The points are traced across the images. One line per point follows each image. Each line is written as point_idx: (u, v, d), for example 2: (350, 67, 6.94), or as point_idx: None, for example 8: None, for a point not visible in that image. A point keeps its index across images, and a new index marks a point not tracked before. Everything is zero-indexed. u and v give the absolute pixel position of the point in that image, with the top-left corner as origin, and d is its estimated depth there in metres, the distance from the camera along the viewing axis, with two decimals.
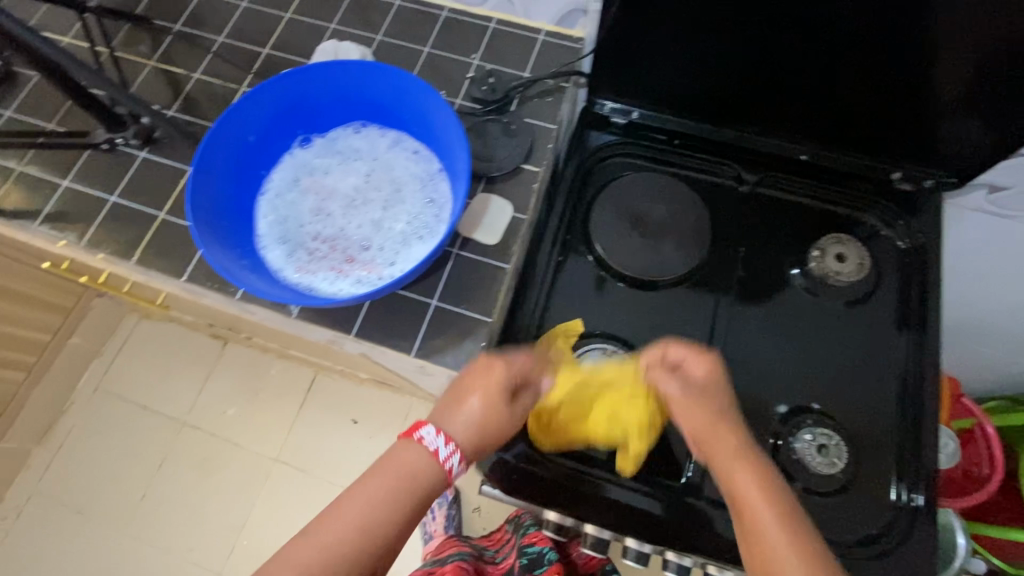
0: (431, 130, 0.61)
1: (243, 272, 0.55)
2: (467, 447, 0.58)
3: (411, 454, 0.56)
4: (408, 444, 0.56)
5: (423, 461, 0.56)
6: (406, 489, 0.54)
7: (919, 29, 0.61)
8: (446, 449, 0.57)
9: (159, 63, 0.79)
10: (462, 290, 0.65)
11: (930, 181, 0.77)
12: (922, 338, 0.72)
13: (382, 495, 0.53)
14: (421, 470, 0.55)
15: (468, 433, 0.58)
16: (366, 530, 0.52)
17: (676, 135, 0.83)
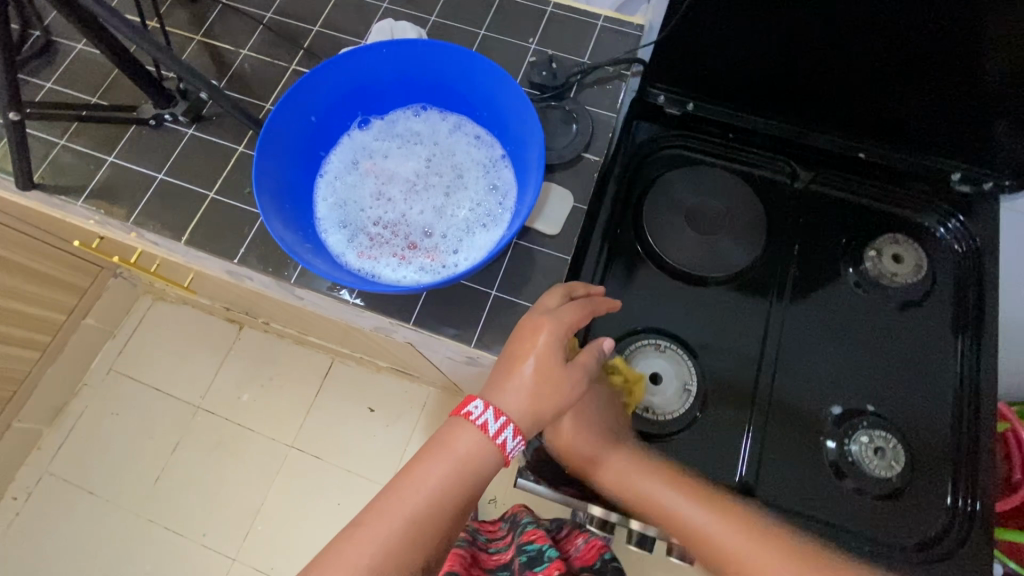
0: (497, 115, 0.60)
1: (308, 256, 0.53)
2: (523, 419, 0.55)
3: (461, 441, 0.54)
4: (459, 429, 0.55)
5: (474, 448, 0.54)
6: (459, 477, 0.54)
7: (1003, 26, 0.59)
8: (496, 424, 0.54)
9: (206, 37, 0.76)
10: (522, 280, 0.63)
11: (990, 184, 0.76)
12: (978, 341, 0.71)
13: (435, 485, 0.53)
14: (472, 458, 0.54)
15: (522, 402, 0.54)
16: (422, 518, 0.52)
17: (729, 129, 0.81)
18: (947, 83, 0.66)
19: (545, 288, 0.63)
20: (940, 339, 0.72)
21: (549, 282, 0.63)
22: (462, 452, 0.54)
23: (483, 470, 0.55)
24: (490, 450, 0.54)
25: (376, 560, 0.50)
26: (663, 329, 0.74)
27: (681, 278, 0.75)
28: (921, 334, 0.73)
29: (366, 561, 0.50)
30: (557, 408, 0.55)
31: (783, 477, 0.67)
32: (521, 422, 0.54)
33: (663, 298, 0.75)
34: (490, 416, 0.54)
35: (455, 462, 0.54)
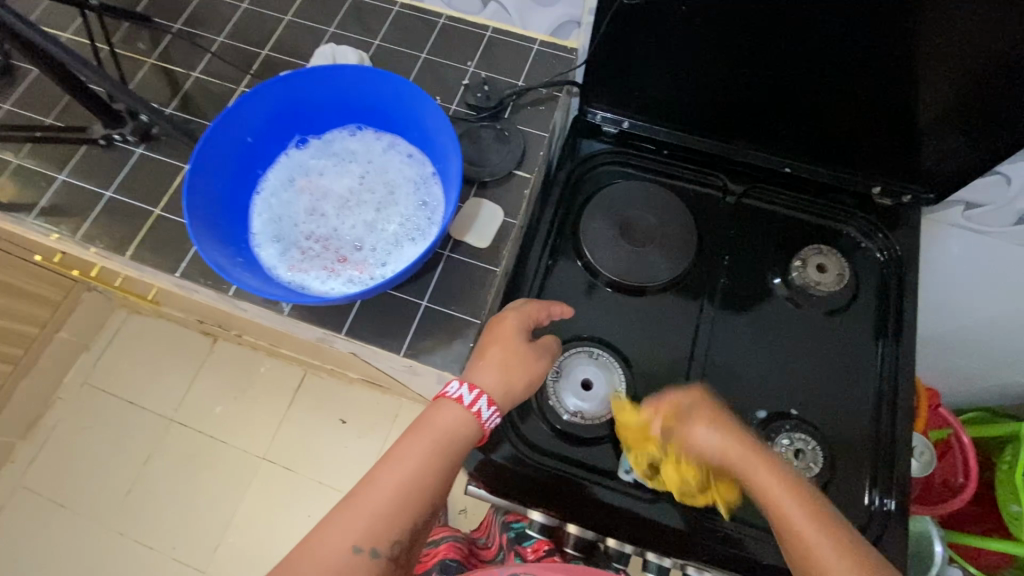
0: (425, 135, 0.63)
1: (238, 268, 0.56)
2: (496, 392, 0.59)
3: (446, 415, 0.58)
4: (440, 408, 0.59)
5: (456, 421, 0.58)
6: (443, 450, 0.57)
7: (900, 49, 0.63)
8: (471, 395, 0.58)
9: (159, 61, 0.80)
10: (454, 291, 0.66)
11: (909, 197, 0.80)
12: (896, 348, 0.74)
13: (422, 457, 0.56)
14: (456, 430, 0.58)
15: (494, 375, 0.59)
16: (409, 488, 0.55)
17: (664, 146, 0.85)
18: (864, 97, 0.70)
19: (475, 299, 0.66)
20: (861, 345, 0.76)
21: (479, 293, 0.66)
22: (447, 424, 0.58)
23: (465, 441, 0.58)
24: (471, 421, 0.58)
25: (371, 524, 0.53)
26: (599, 339, 0.76)
27: (612, 289, 0.78)
28: (843, 341, 0.76)
29: (359, 527, 0.53)
30: (526, 379, 0.61)
31: None
32: (493, 392, 0.59)
33: (599, 308, 0.78)
34: (465, 389, 0.58)
35: (440, 435, 0.57)
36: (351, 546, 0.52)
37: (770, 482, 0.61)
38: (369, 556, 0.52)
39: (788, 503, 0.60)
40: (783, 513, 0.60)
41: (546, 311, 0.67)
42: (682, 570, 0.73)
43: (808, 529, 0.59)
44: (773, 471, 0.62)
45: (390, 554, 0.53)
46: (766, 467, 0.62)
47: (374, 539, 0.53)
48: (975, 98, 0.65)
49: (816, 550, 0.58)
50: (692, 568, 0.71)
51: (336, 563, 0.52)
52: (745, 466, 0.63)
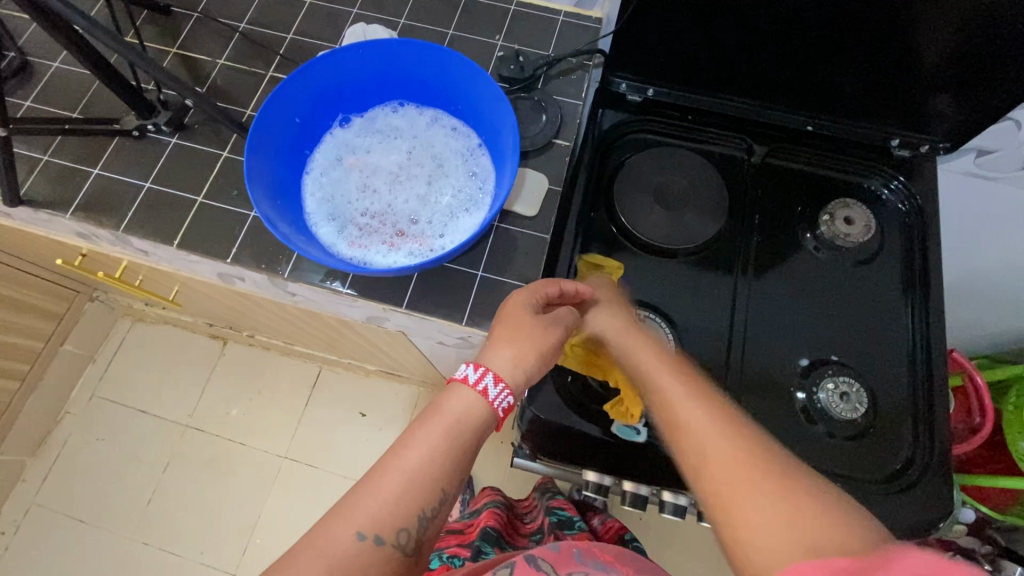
0: (471, 107, 0.64)
1: (304, 246, 0.56)
2: (504, 370, 0.57)
3: (453, 398, 0.55)
4: (452, 391, 0.56)
5: (463, 402, 0.55)
6: (451, 434, 0.54)
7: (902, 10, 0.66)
8: (475, 373, 0.56)
9: (181, 50, 0.78)
10: (505, 261, 0.67)
11: (926, 147, 0.82)
12: (925, 292, 0.78)
13: (431, 441, 0.53)
14: (464, 413, 0.55)
15: (503, 352, 0.58)
16: (416, 473, 0.51)
17: (688, 111, 0.87)
18: (871, 57, 0.73)
19: (528, 265, 0.67)
20: (891, 294, 0.79)
21: (531, 260, 0.67)
22: (456, 410, 0.55)
23: (476, 426, 0.55)
24: (478, 401, 0.55)
25: (375, 511, 0.49)
26: (635, 299, 0.78)
27: (649, 252, 0.80)
28: (874, 289, 0.79)
29: (365, 514, 0.49)
30: (535, 352, 0.59)
31: (762, 426, 0.73)
32: (501, 369, 0.57)
33: (639, 272, 0.80)
34: (469, 368, 0.57)
35: (449, 418, 0.54)
36: (355, 533, 0.48)
37: (677, 393, 0.56)
38: (372, 545, 0.48)
39: (702, 419, 0.53)
40: (679, 422, 0.54)
41: (556, 287, 0.65)
42: None
43: (739, 471, 0.48)
44: (674, 378, 0.58)
45: (397, 545, 0.49)
46: (668, 375, 0.58)
47: (379, 526, 0.49)
48: (986, 52, 0.67)
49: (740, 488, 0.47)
50: None
51: (338, 552, 0.48)
52: (654, 368, 0.60)
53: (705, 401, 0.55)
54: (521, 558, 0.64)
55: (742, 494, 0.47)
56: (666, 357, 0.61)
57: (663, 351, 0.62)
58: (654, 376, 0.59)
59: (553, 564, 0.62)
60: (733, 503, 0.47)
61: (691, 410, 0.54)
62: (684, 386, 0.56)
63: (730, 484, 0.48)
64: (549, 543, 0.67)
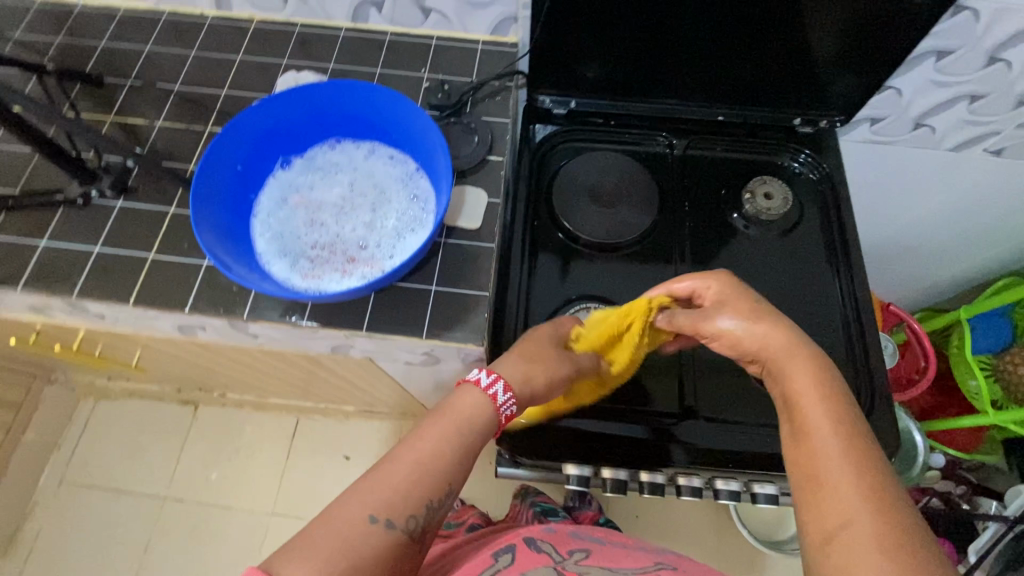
0: (404, 135, 0.68)
1: (257, 282, 0.58)
2: (513, 381, 0.62)
3: (465, 398, 0.59)
4: (465, 392, 0.60)
5: (474, 403, 0.59)
6: (461, 431, 0.57)
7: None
8: (487, 379, 0.61)
9: (118, 116, 0.80)
10: (457, 274, 0.70)
11: (825, 122, 0.91)
12: (846, 250, 0.85)
13: (441, 436, 0.56)
14: (473, 413, 0.59)
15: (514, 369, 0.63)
16: (427, 465, 0.54)
17: (610, 117, 0.92)
18: (762, 48, 0.81)
19: (480, 275, 0.70)
20: (816, 257, 0.86)
21: (482, 269, 0.70)
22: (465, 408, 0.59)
23: (483, 426, 0.59)
24: (486, 404, 0.59)
25: (387, 496, 0.52)
26: (589, 295, 0.83)
27: (593, 249, 0.85)
28: (801, 254, 0.86)
29: (377, 498, 0.51)
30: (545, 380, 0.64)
31: (719, 396, 0.77)
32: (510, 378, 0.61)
33: (587, 270, 0.84)
34: (482, 373, 0.61)
35: (460, 416, 0.58)
36: (368, 515, 0.50)
37: (808, 397, 0.57)
38: (383, 528, 0.50)
39: (832, 452, 0.52)
40: (798, 414, 0.57)
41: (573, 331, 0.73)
42: (713, 488, 0.79)
43: (849, 498, 0.49)
44: (822, 390, 0.57)
45: (406, 528, 0.51)
46: (812, 408, 0.56)
47: (390, 511, 0.51)
48: (857, 21, 0.76)
49: (830, 469, 0.51)
50: (720, 481, 0.77)
51: (349, 532, 0.49)
52: (805, 399, 0.57)
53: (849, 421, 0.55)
54: (520, 541, 0.66)
55: (829, 508, 0.49)
56: (831, 395, 0.57)
57: (826, 380, 0.59)
58: (796, 407, 0.57)
59: (554, 547, 0.64)
60: (820, 518, 0.49)
61: (823, 445, 0.53)
62: (816, 385, 0.58)
63: (834, 490, 0.50)
64: (544, 528, 0.69)
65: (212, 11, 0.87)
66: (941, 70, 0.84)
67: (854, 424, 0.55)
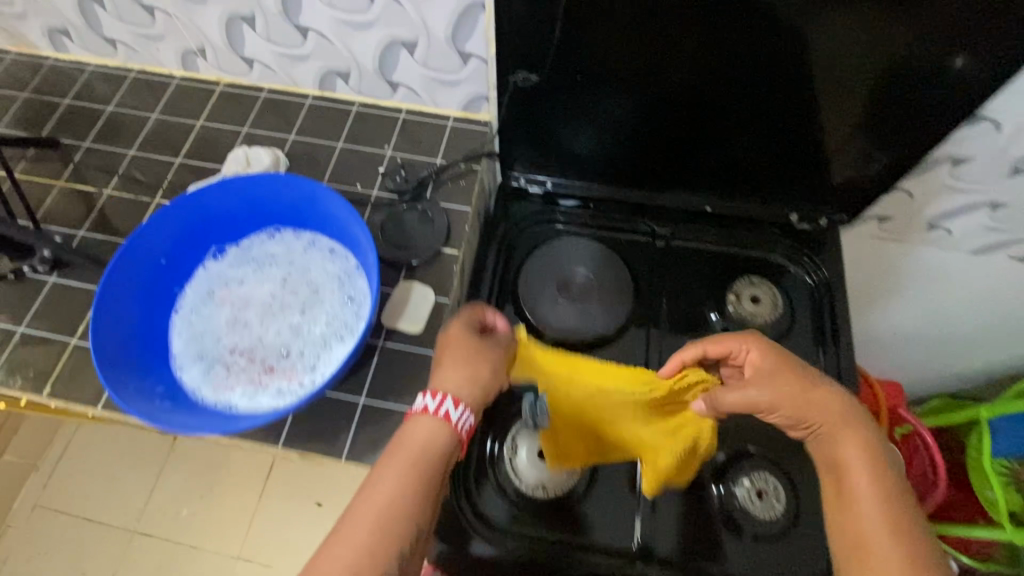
0: (343, 232, 0.63)
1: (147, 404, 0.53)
2: (462, 391, 0.57)
3: (413, 426, 0.54)
4: (415, 422, 0.55)
5: (426, 430, 0.54)
6: (419, 466, 0.52)
7: (773, 87, 0.67)
8: (435, 401, 0.55)
9: (68, 181, 0.77)
10: (393, 383, 0.64)
11: (825, 220, 0.83)
12: (838, 368, 0.75)
13: (398, 477, 0.51)
14: (428, 444, 0.53)
15: (457, 378, 0.57)
16: (389, 511, 0.50)
17: (589, 200, 0.86)
18: (756, 136, 0.74)
19: (415, 388, 0.64)
20: None
21: (417, 381, 0.64)
22: (420, 442, 0.53)
23: (442, 453, 0.54)
24: (442, 428, 0.54)
25: (355, 562, 0.47)
26: None
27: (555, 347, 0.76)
28: None
29: (345, 567, 0.47)
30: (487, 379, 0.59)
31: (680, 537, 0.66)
32: (458, 391, 0.56)
33: None
34: (430, 397, 0.55)
35: (415, 451, 0.53)
36: None
37: (854, 458, 0.54)
38: None
39: (878, 520, 0.50)
40: (845, 478, 0.53)
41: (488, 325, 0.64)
42: None
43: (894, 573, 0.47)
44: (866, 450, 0.54)
45: None
46: (861, 476, 0.53)
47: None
48: (865, 110, 0.68)
49: (871, 541, 0.49)
50: None
51: None
52: (850, 463, 0.54)
53: (894, 486, 0.52)
54: None
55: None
56: (872, 446, 0.55)
57: (876, 450, 0.54)
58: (842, 468, 0.54)
59: None
60: None
61: (877, 508, 0.51)
62: (865, 449, 0.54)
63: (880, 562, 0.48)
64: None
65: (180, 72, 0.85)
66: (956, 175, 0.75)
67: (896, 491, 0.52)
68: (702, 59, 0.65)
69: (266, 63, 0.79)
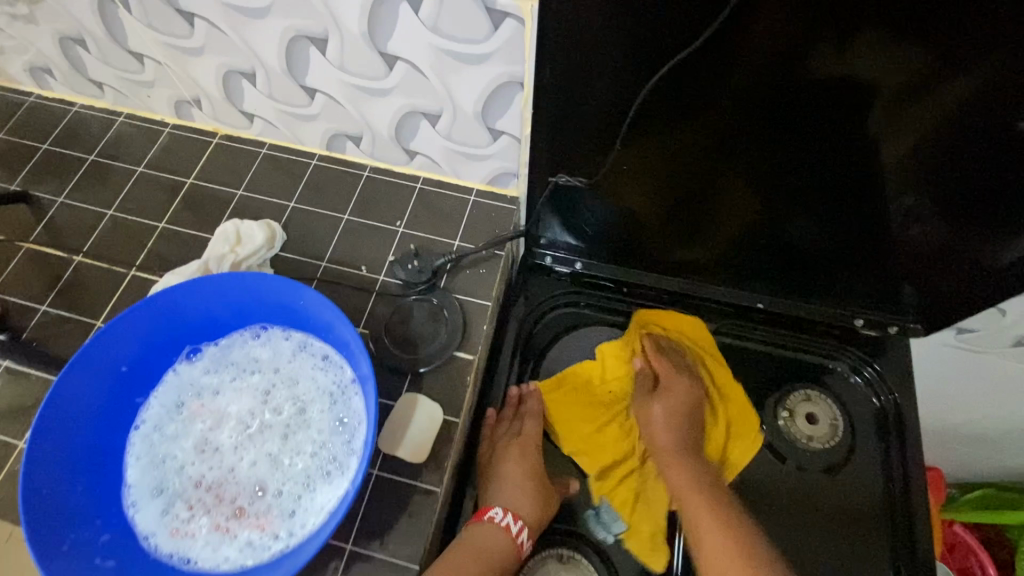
0: (338, 339, 0.52)
1: (83, 566, 0.44)
2: (531, 515, 0.57)
3: (490, 536, 0.55)
4: (488, 530, 0.55)
5: (500, 543, 0.55)
6: None
7: (856, 196, 0.56)
8: (518, 527, 0.56)
9: (34, 245, 0.68)
10: (384, 523, 0.54)
11: (896, 327, 0.69)
12: (909, 529, 0.62)
13: None
14: (500, 560, 0.54)
15: (514, 492, 0.59)
16: None
17: (622, 283, 0.72)
18: (828, 243, 0.62)
19: (412, 533, 0.54)
20: (872, 518, 0.63)
21: (416, 525, 0.54)
22: (490, 551, 0.54)
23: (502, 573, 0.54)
24: (511, 551, 0.55)
25: None
26: (571, 533, 0.61)
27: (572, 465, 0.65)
28: (849, 508, 0.63)
29: None
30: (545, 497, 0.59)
31: None
32: (523, 506, 0.57)
33: None
34: (510, 518, 0.56)
35: (488, 562, 0.53)
36: None
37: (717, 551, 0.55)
38: None
39: None
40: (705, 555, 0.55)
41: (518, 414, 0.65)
42: None
43: None
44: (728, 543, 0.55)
45: None
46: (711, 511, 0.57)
47: None
48: (976, 231, 0.54)
49: None
50: None
51: None
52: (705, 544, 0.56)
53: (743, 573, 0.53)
54: None
55: None
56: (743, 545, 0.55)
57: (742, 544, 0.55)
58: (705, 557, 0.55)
59: None
60: None
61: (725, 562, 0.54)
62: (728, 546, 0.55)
63: None
64: None
65: (173, 119, 0.76)
66: None
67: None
68: (773, 160, 0.54)
69: (267, 118, 0.70)
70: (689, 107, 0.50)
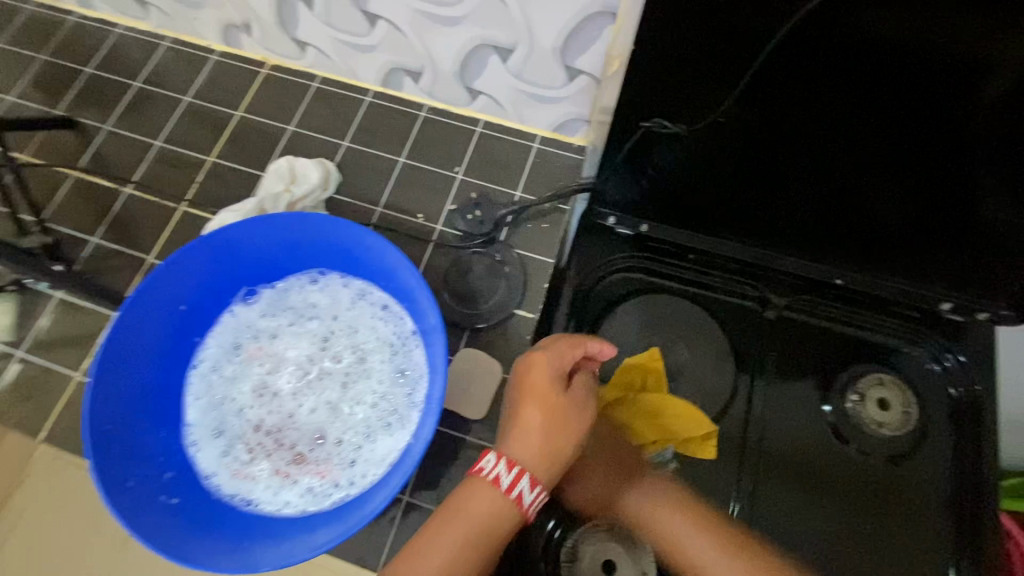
0: (400, 289, 0.49)
1: (148, 503, 0.44)
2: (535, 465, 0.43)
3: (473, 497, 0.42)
4: (473, 491, 0.43)
5: (491, 505, 0.42)
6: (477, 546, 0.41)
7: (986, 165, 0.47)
8: (509, 477, 0.42)
9: (81, 173, 0.66)
10: (438, 477, 0.54)
11: (984, 314, 0.59)
12: (978, 530, 0.56)
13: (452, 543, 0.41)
14: (492, 520, 0.42)
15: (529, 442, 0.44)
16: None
17: (690, 250, 0.63)
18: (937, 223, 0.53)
19: None
20: (936, 509, 0.58)
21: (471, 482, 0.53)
22: (481, 515, 0.42)
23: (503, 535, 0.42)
24: (510, 509, 0.42)
25: None
26: None
27: None
28: (913, 500, 0.58)
29: None
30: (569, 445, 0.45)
31: None
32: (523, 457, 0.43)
33: None
34: (501, 467, 0.43)
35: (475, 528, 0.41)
36: None
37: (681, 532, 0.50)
38: None
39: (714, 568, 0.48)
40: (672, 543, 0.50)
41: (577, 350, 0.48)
42: None
43: None
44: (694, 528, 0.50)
45: None
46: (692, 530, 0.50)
47: None
48: None
49: None
50: None
51: None
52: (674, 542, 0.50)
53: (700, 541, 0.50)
54: None
55: None
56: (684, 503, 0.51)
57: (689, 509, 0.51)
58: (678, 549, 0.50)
59: None
60: None
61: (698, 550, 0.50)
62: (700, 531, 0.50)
63: None
64: None
65: (220, 47, 0.71)
66: None
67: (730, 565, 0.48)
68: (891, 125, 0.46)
69: (321, 48, 0.65)
70: (801, 62, 0.42)
